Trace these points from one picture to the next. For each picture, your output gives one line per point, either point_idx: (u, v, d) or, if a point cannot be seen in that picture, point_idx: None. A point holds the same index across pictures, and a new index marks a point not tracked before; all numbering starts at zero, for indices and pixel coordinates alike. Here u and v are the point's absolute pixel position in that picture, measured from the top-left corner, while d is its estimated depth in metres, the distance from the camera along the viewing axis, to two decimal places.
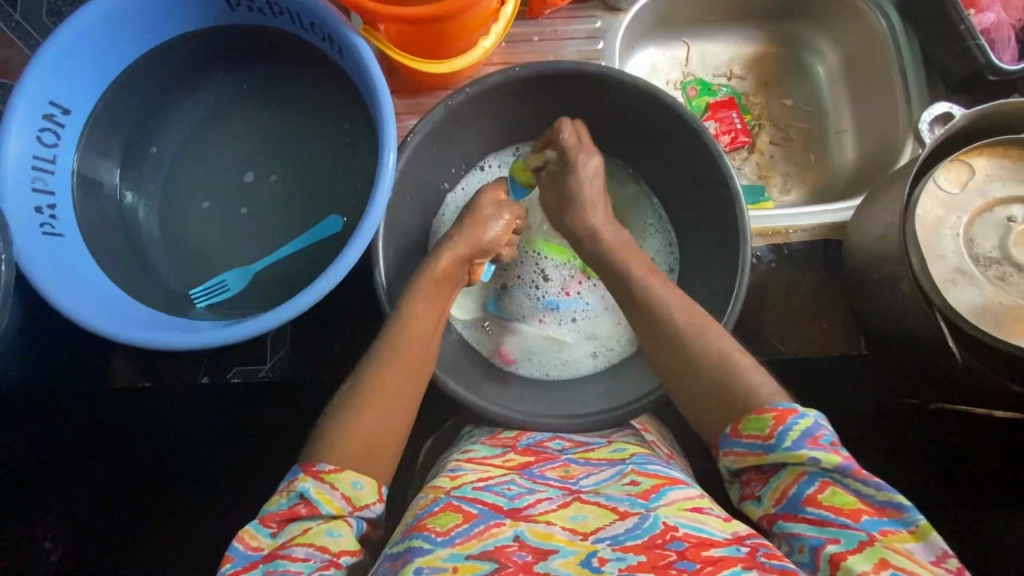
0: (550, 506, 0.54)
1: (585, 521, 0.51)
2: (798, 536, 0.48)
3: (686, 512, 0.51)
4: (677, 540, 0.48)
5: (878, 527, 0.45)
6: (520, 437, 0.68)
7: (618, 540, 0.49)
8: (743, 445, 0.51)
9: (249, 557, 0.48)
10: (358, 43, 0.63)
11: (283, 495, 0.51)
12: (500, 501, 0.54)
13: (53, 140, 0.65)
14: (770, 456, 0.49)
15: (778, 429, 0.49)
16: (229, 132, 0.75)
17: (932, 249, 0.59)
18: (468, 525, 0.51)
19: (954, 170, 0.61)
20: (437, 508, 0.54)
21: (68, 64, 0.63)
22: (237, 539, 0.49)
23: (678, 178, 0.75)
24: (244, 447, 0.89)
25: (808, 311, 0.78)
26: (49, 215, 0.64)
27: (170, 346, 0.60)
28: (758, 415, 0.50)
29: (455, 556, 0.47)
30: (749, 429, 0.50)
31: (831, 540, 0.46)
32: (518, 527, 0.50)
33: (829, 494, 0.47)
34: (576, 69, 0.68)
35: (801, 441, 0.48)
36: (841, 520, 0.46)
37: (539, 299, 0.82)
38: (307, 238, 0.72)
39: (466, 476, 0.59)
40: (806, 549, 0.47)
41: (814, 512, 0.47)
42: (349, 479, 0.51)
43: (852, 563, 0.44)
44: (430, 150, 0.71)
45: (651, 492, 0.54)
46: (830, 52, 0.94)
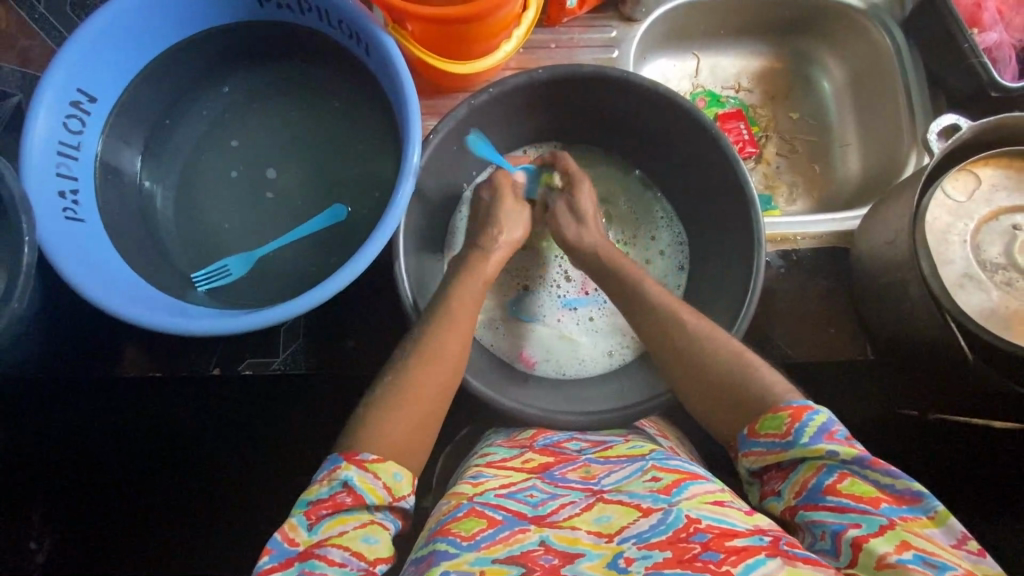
0: (574, 510, 0.55)
1: (609, 522, 0.52)
2: (820, 523, 0.49)
3: (709, 505, 0.52)
4: (701, 532, 0.48)
5: (898, 513, 0.47)
6: (537, 437, 0.68)
7: (643, 537, 0.49)
8: (761, 445, 0.53)
9: (287, 552, 0.48)
10: (385, 40, 0.64)
11: (324, 484, 0.51)
12: (523, 508, 0.55)
13: (78, 126, 0.66)
14: (788, 453, 0.51)
15: (794, 426, 0.51)
16: (251, 126, 0.76)
17: (942, 255, 0.61)
18: (493, 531, 0.51)
19: (961, 179, 0.63)
20: (461, 513, 0.54)
21: (97, 51, 0.64)
22: (277, 531, 0.49)
23: (692, 183, 0.77)
24: (253, 443, 0.89)
25: (816, 317, 0.79)
26: (71, 200, 0.65)
27: (187, 330, 0.60)
28: (774, 414, 0.53)
29: (481, 560, 0.48)
30: (767, 428, 0.53)
31: (852, 525, 0.47)
32: (543, 533, 0.51)
33: (848, 483, 0.49)
34: (598, 73, 0.70)
35: (818, 436, 0.50)
36: (861, 506, 0.48)
37: (557, 298, 0.83)
38: (313, 225, 0.73)
39: (488, 483, 0.59)
40: (828, 535, 0.48)
41: (834, 500, 0.49)
42: (391, 470, 0.52)
43: (874, 545, 0.46)
44: (452, 148, 0.73)
45: (672, 488, 0.55)
46: (836, 68, 0.97)
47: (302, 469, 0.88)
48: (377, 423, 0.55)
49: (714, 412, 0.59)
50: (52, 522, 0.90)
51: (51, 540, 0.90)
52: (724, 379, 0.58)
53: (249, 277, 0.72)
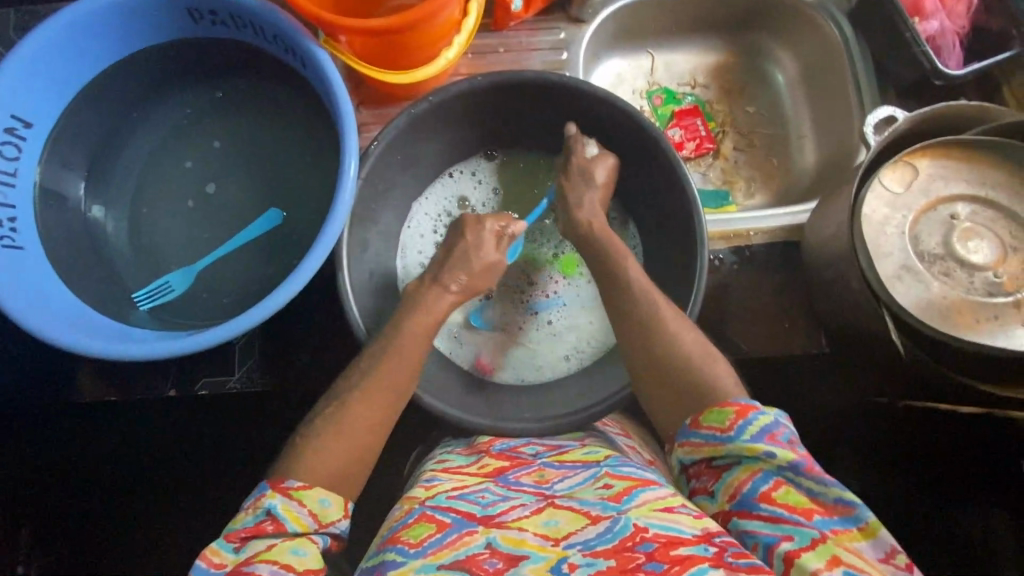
0: (523, 512, 0.54)
1: (557, 526, 0.52)
2: (752, 534, 0.49)
3: (657, 513, 0.51)
4: (646, 542, 0.48)
5: (830, 525, 0.47)
6: (494, 442, 0.68)
7: (589, 545, 0.49)
8: (699, 436, 0.55)
9: None
10: (318, 54, 0.64)
11: (249, 512, 0.51)
12: (473, 508, 0.55)
13: (14, 152, 0.65)
14: (726, 447, 0.52)
15: (737, 423, 0.52)
16: (195, 145, 0.75)
17: (880, 247, 0.61)
18: (442, 535, 0.51)
19: (899, 170, 0.63)
20: (411, 518, 0.54)
21: (28, 77, 0.64)
22: (199, 557, 0.48)
23: (640, 183, 0.76)
24: (218, 462, 0.88)
25: (772, 311, 0.79)
26: (9, 227, 0.64)
27: (127, 356, 0.60)
28: (720, 408, 0.54)
29: (427, 566, 0.48)
30: (710, 421, 0.54)
31: (784, 538, 0.48)
32: (490, 534, 0.51)
33: (783, 492, 0.50)
34: (537, 78, 0.70)
35: (759, 435, 0.51)
36: (794, 518, 0.48)
37: (520, 303, 0.82)
38: (249, 233, 0.73)
39: (441, 486, 0.59)
40: (760, 546, 0.49)
41: (768, 508, 0.49)
42: (317, 496, 0.52)
43: (805, 560, 0.46)
44: (395, 158, 0.72)
45: (623, 495, 0.54)
46: (789, 61, 0.97)
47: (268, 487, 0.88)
48: (319, 440, 0.55)
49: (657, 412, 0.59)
50: (39, 547, 0.89)
51: (40, 562, 0.90)
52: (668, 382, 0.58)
53: (196, 296, 0.72)
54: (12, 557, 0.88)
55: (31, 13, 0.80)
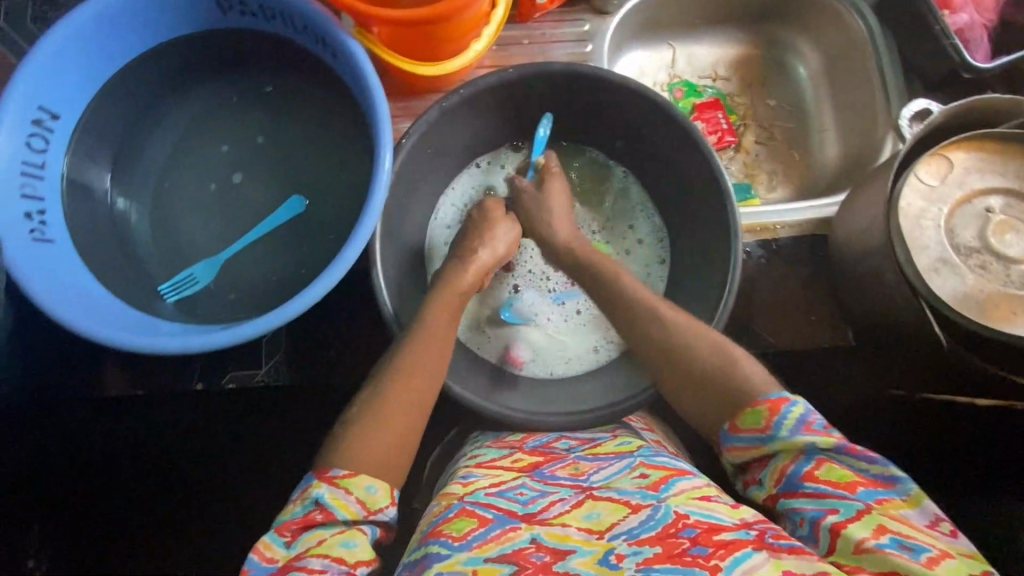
0: (564, 507, 0.54)
1: (599, 518, 0.52)
2: (798, 511, 0.50)
3: (695, 501, 0.52)
4: (689, 527, 0.49)
5: (874, 496, 0.48)
6: (526, 439, 0.69)
7: (633, 534, 0.49)
8: (741, 440, 0.54)
9: (265, 569, 0.49)
10: (351, 45, 0.64)
11: (298, 503, 0.52)
12: (514, 507, 0.55)
13: (42, 144, 0.65)
14: (768, 446, 0.52)
15: (773, 419, 0.52)
16: (220, 137, 0.75)
17: (916, 241, 0.61)
18: (484, 529, 0.51)
19: (934, 163, 0.63)
20: (451, 514, 0.54)
21: (56, 67, 0.63)
22: (253, 551, 0.49)
23: (669, 177, 0.76)
24: (240, 456, 0.88)
25: (797, 304, 0.80)
26: (39, 220, 0.64)
27: (163, 349, 0.59)
28: (753, 409, 0.54)
29: (473, 559, 0.48)
30: (747, 424, 0.54)
31: (829, 511, 0.48)
32: (534, 530, 0.51)
33: (825, 468, 0.50)
34: (569, 70, 0.69)
35: (796, 429, 0.51)
36: (838, 491, 0.49)
37: (545, 293, 0.82)
38: (273, 221, 0.73)
39: (478, 481, 0.60)
40: (806, 522, 0.49)
41: (812, 486, 0.50)
42: (364, 484, 0.52)
43: (851, 530, 0.46)
44: (425, 151, 0.72)
45: (660, 484, 0.55)
46: (811, 53, 0.97)
47: (291, 481, 0.88)
48: (359, 433, 0.55)
49: (694, 405, 0.59)
50: (52, 541, 0.89)
51: (54, 557, 0.89)
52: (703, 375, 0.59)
53: (223, 289, 0.72)
54: (34, 551, 0.88)
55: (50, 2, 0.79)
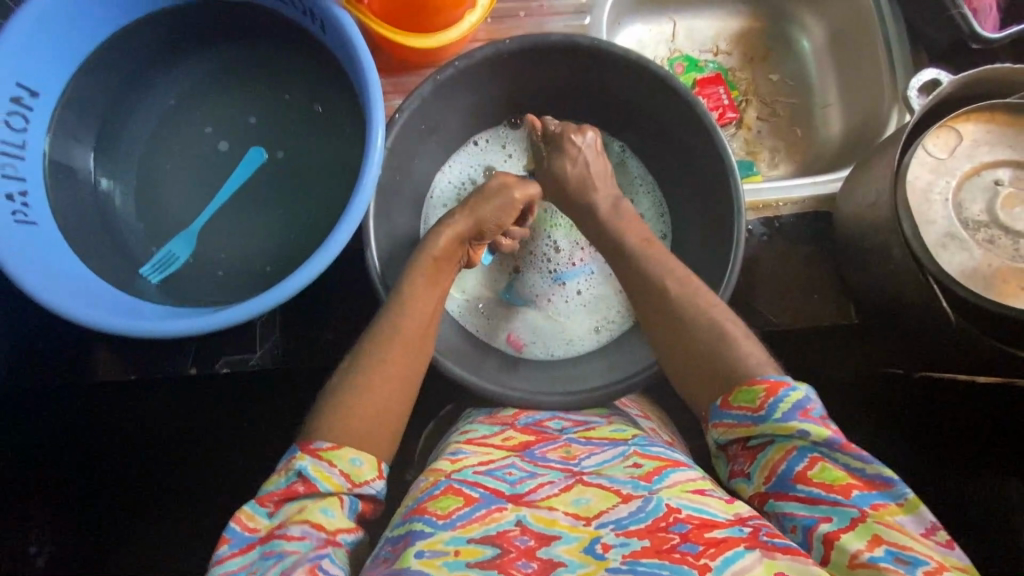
0: (552, 490, 0.53)
1: (587, 504, 0.51)
2: (790, 516, 0.49)
3: (688, 493, 0.51)
4: (680, 522, 0.48)
5: (869, 501, 0.47)
6: (519, 416, 0.67)
7: (622, 524, 0.49)
8: (731, 417, 0.53)
9: (246, 539, 0.48)
10: (339, 15, 0.61)
11: (281, 475, 0.51)
12: (501, 486, 0.54)
13: (22, 123, 0.62)
14: (759, 427, 0.51)
15: (768, 401, 0.51)
16: (206, 115, 0.72)
17: (923, 215, 0.60)
18: (470, 509, 0.51)
19: (943, 135, 0.61)
20: (437, 491, 0.53)
21: (30, 40, 0.60)
22: (233, 520, 0.49)
23: (671, 153, 0.75)
24: (237, 440, 0.87)
25: (800, 283, 0.79)
26: (21, 202, 0.62)
27: (147, 333, 0.58)
28: (749, 387, 0.52)
29: (456, 539, 0.48)
30: (740, 401, 0.52)
31: (823, 519, 0.47)
32: (520, 513, 0.50)
33: (819, 470, 0.49)
34: (567, 41, 0.67)
35: (792, 413, 0.49)
36: (832, 496, 0.48)
37: (547, 273, 0.81)
38: (237, 176, 0.71)
39: (467, 459, 0.58)
40: (799, 529, 0.49)
41: (804, 490, 0.49)
42: (349, 456, 0.51)
43: (845, 541, 0.46)
44: (420, 127, 0.70)
45: (653, 475, 0.54)
46: (816, 26, 0.94)
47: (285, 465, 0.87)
48: (353, 415, 0.54)
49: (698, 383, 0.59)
50: (47, 529, 0.87)
51: (50, 546, 0.88)
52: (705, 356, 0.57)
53: (214, 273, 0.70)
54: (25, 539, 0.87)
55: None
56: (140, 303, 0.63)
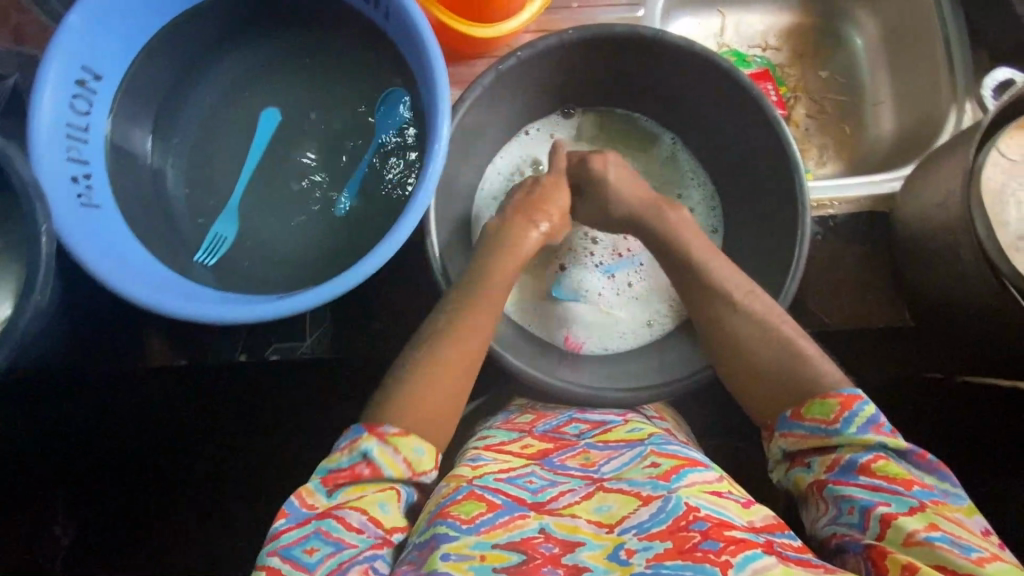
0: (573, 498, 0.54)
1: (610, 512, 0.52)
2: (848, 499, 0.48)
3: (706, 494, 0.51)
4: (700, 521, 0.48)
5: (930, 497, 0.46)
6: (536, 422, 0.67)
7: (644, 527, 0.49)
8: (803, 428, 0.53)
9: (304, 514, 0.48)
10: (407, 3, 0.60)
11: (345, 453, 0.51)
12: (523, 494, 0.54)
13: (85, 106, 0.62)
14: (833, 440, 0.51)
15: (843, 414, 0.51)
16: (259, 101, 0.71)
17: (997, 216, 0.59)
18: (493, 514, 0.50)
19: (1017, 137, 0.60)
20: (460, 496, 0.52)
21: (100, 23, 0.61)
22: (295, 494, 0.49)
23: (729, 149, 0.74)
24: (270, 429, 0.87)
25: (851, 283, 0.78)
26: (85, 185, 0.62)
27: (216, 318, 0.58)
28: (822, 400, 0.52)
29: (480, 544, 0.48)
30: (813, 413, 0.52)
31: (882, 503, 0.47)
32: (542, 521, 0.51)
33: (883, 463, 0.48)
34: (630, 32, 0.66)
35: (866, 427, 0.50)
36: (893, 487, 0.47)
37: (595, 267, 0.81)
38: (255, 151, 0.70)
39: (487, 466, 0.58)
40: (856, 510, 0.48)
41: (867, 479, 0.48)
42: (412, 445, 0.51)
43: (903, 523, 0.45)
44: (478, 118, 0.69)
45: (671, 474, 0.53)
46: (869, 23, 0.93)
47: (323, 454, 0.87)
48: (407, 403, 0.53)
49: (749, 381, 0.58)
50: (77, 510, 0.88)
51: (77, 527, 0.88)
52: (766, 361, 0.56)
53: (264, 260, 0.69)
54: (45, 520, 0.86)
55: None
56: (194, 287, 0.63)
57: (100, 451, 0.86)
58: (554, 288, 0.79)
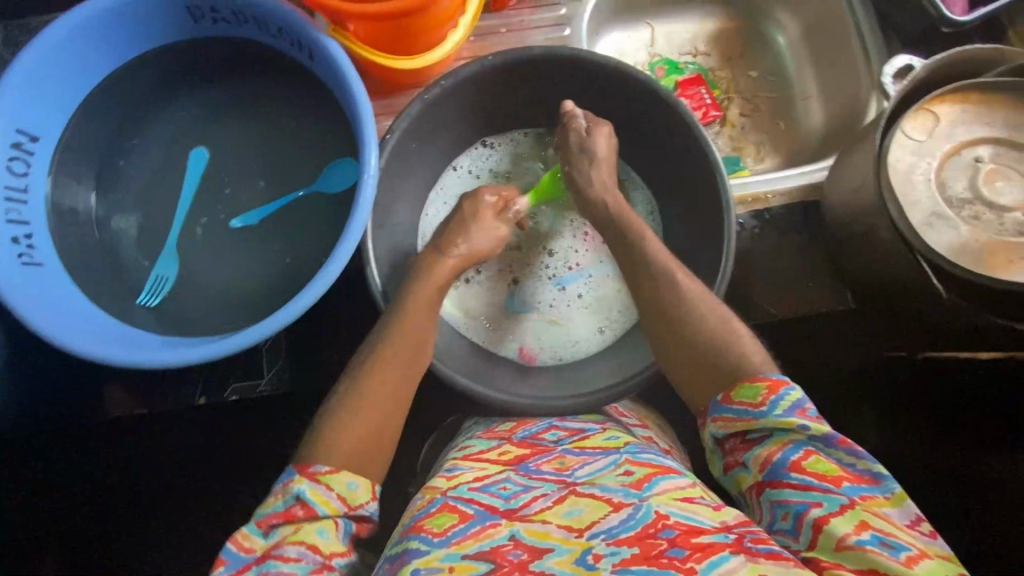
0: (546, 503, 0.53)
1: (580, 515, 0.51)
2: (783, 503, 0.48)
3: (677, 501, 0.51)
4: (668, 528, 0.48)
5: (859, 491, 0.47)
6: (516, 429, 0.67)
7: (612, 533, 0.48)
8: (732, 411, 0.53)
9: (242, 560, 0.48)
10: (327, 43, 0.63)
11: (278, 497, 0.50)
12: (495, 502, 0.53)
13: (24, 168, 0.64)
14: (759, 422, 0.51)
15: (770, 397, 0.51)
16: (198, 149, 0.73)
17: (908, 197, 0.61)
18: (464, 525, 0.50)
19: (920, 118, 0.63)
20: (433, 508, 0.53)
21: (32, 88, 0.62)
22: (229, 540, 0.48)
23: (659, 154, 0.76)
24: (240, 469, 0.87)
25: (793, 272, 0.80)
26: (26, 244, 0.63)
27: (155, 363, 0.58)
28: (751, 384, 0.52)
29: (451, 556, 0.48)
30: (742, 396, 0.52)
31: (814, 505, 0.47)
32: (514, 526, 0.50)
33: (813, 460, 0.48)
34: (550, 54, 0.69)
35: (792, 410, 0.50)
36: (824, 484, 0.47)
37: (548, 279, 0.82)
38: (182, 206, 0.72)
39: (463, 475, 0.58)
40: (789, 515, 0.48)
41: (798, 477, 0.48)
42: (345, 480, 0.51)
43: (834, 526, 0.46)
44: (411, 145, 0.72)
45: (643, 483, 0.53)
46: (790, 22, 0.97)
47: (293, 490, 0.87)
48: (351, 429, 0.54)
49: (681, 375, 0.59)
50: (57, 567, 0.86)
51: None
52: (700, 362, 0.57)
53: (214, 302, 0.70)
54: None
55: (21, 28, 0.76)
56: (140, 336, 0.64)
57: (68, 506, 0.86)
58: (508, 299, 0.81)
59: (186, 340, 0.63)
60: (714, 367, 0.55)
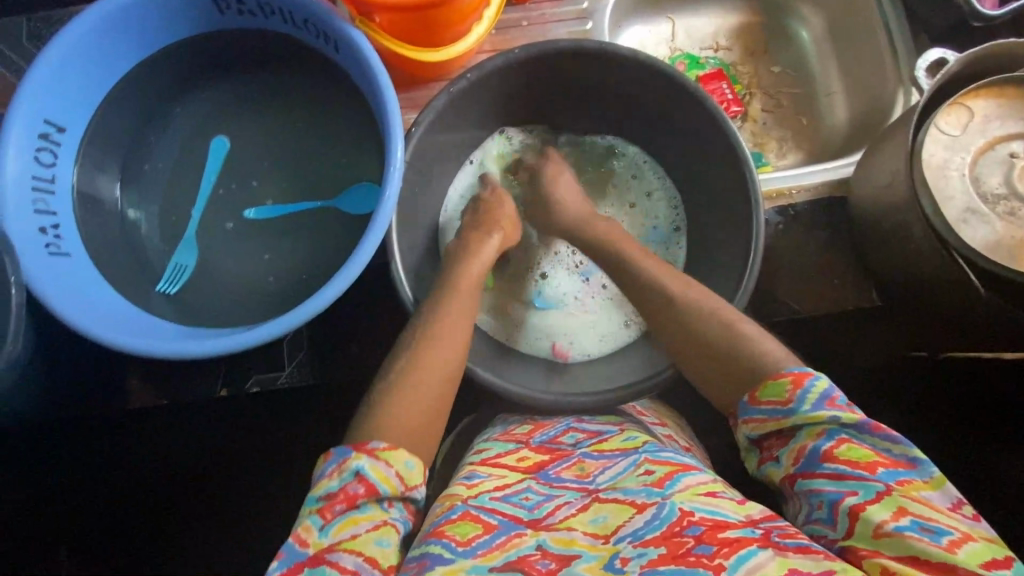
0: (570, 511, 0.53)
1: (605, 522, 0.51)
2: (818, 492, 0.48)
3: (701, 496, 0.51)
4: (694, 525, 0.47)
5: (896, 476, 0.46)
6: (533, 433, 0.67)
7: (638, 535, 0.48)
8: (762, 412, 0.52)
9: (298, 555, 0.47)
10: (353, 34, 0.62)
11: (335, 477, 0.49)
12: (519, 512, 0.53)
13: (51, 158, 0.64)
14: (791, 419, 0.50)
15: (796, 392, 0.50)
16: (220, 142, 0.73)
17: (942, 192, 0.60)
18: (490, 536, 0.50)
19: (954, 113, 0.62)
20: (454, 516, 0.52)
21: (60, 79, 0.62)
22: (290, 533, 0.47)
23: (684, 149, 0.76)
24: (260, 459, 0.87)
25: (817, 268, 0.79)
26: (54, 234, 0.63)
27: (178, 353, 0.58)
28: (776, 380, 0.52)
29: (478, 567, 0.46)
30: (768, 395, 0.52)
31: (849, 493, 0.46)
32: (539, 537, 0.50)
33: (846, 447, 0.48)
34: (577, 47, 0.68)
35: (820, 402, 0.49)
36: (858, 472, 0.47)
37: (573, 274, 0.82)
38: (201, 198, 0.72)
39: (483, 484, 0.57)
40: (825, 504, 0.47)
41: (831, 466, 0.48)
42: (404, 460, 0.51)
43: (870, 513, 0.45)
44: (436, 138, 0.71)
45: (665, 480, 0.53)
46: (813, 16, 0.95)
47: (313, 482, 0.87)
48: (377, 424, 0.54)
49: (705, 373, 0.58)
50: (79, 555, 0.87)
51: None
52: (727, 359, 0.56)
53: (236, 295, 0.70)
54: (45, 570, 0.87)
55: (44, 19, 0.77)
56: (161, 327, 0.64)
57: (89, 496, 0.86)
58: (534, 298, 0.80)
59: (210, 332, 0.63)
60: (743, 365, 0.55)
